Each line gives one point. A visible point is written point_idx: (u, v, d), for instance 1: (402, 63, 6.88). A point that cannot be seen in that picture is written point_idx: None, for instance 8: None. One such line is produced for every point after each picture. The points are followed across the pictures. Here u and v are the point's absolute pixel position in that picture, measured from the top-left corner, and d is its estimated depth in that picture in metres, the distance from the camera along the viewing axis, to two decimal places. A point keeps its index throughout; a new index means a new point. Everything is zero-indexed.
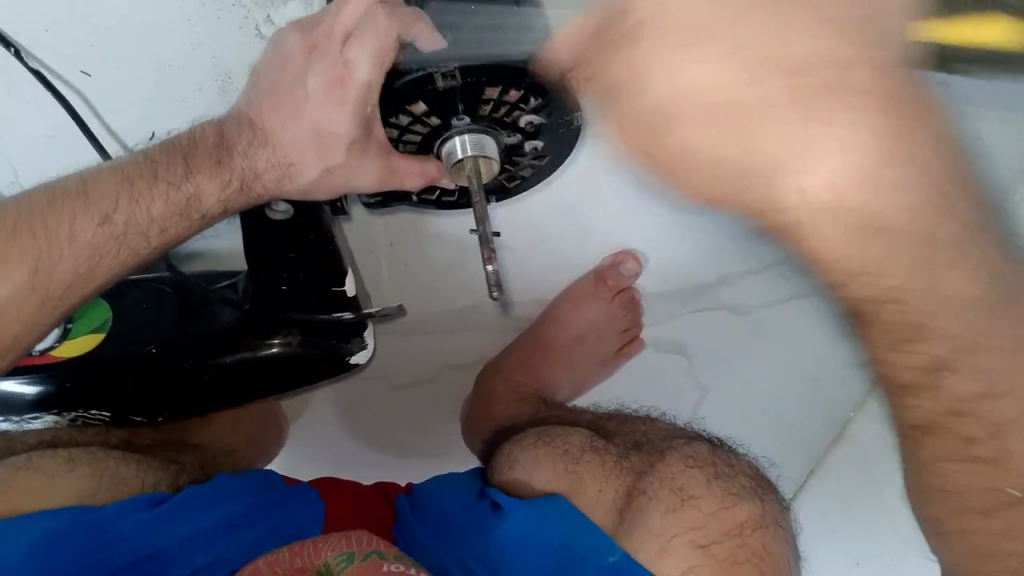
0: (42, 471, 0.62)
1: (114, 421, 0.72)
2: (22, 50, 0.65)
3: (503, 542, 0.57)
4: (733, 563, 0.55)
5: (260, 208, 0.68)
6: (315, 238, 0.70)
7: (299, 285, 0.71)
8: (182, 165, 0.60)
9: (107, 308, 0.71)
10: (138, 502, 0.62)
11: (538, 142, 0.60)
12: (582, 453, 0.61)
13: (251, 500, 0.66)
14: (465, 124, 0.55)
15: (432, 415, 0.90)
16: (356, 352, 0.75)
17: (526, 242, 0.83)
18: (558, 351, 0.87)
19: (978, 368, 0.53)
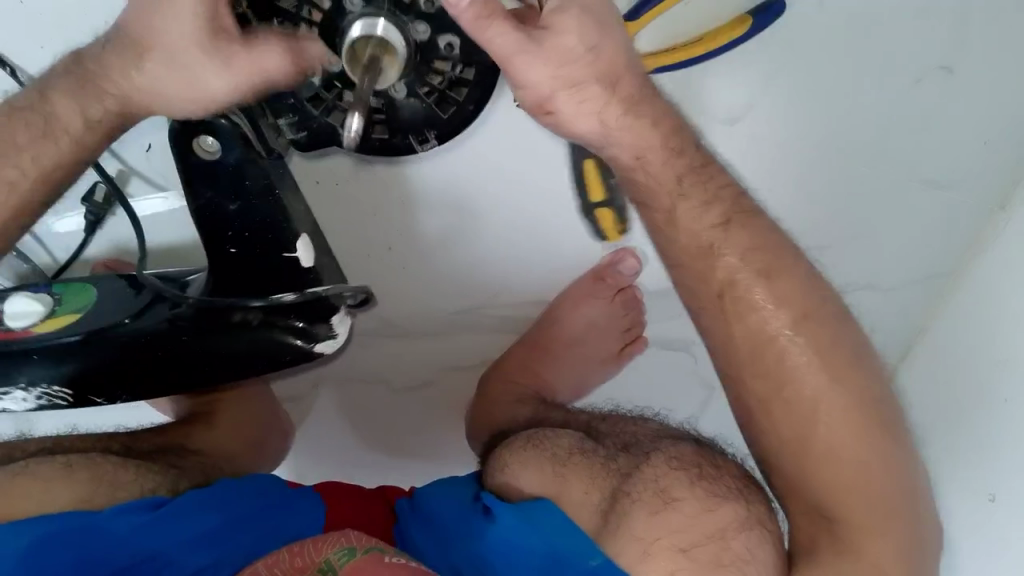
0: (39, 474, 0.63)
1: (76, 403, 0.70)
2: (16, 69, 0.72)
3: (495, 540, 0.57)
4: (715, 566, 0.54)
5: (187, 139, 0.58)
6: (252, 186, 0.61)
7: (248, 248, 0.64)
8: (37, 95, 0.59)
9: (89, 295, 0.72)
10: (139, 505, 0.62)
11: (450, 36, 0.58)
12: (569, 456, 0.61)
13: (251, 506, 0.66)
14: (359, 6, 0.56)
15: (432, 420, 0.92)
16: (322, 340, 0.71)
17: (488, 215, 0.80)
18: (557, 352, 0.86)
19: (819, 343, 0.59)
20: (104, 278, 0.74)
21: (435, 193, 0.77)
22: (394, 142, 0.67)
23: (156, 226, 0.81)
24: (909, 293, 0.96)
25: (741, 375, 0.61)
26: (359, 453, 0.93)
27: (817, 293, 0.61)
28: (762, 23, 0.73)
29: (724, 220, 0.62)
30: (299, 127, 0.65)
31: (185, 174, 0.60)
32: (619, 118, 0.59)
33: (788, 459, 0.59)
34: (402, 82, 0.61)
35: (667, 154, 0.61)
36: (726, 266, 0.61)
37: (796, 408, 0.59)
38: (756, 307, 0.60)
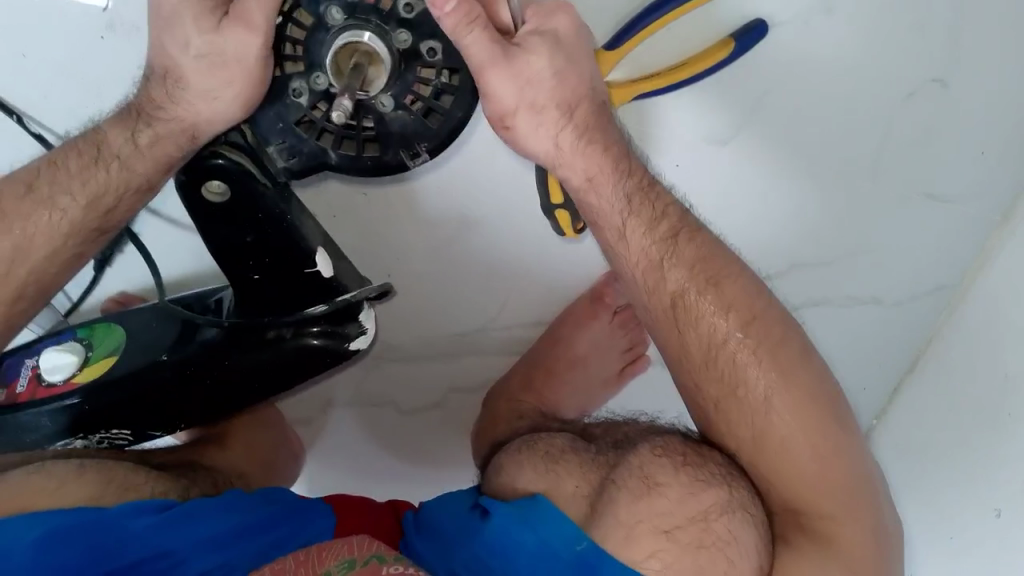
0: (49, 471, 0.65)
1: (136, 438, 0.75)
2: (23, 116, 0.75)
3: (492, 535, 0.58)
4: (697, 546, 0.57)
5: (196, 186, 0.62)
6: (265, 216, 0.63)
7: (270, 270, 0.66)
8: (84, 141, 0.64)
9: (121, 333, 0.72)
10: (145, 507, 0.63)
11: (433, 40, 0.61)
12: (561, 453, 0.63)
13: (257, 513, 0.67)
14: (340, 18, 0.60)
15: (440, 440, 0.94)
16: (355, 338, 0.72)
17: (482, 234, 0.83)
18: (560, 373, 0.87)
19: (767, 332, 0.63)
20: (128, 313, 0.74)
21: (432, 211, 0.81)
22: (387, 161, 0.67)
23: (170, 259, 0.83)
24: (913, 310, 0.92)
25: (693, 381, 0.65)
26: (370, 476, 0.95)
27: (765, 299, 0.65)
28: (746, 42, 0.75)
29: (673, 234, 0.65)
30: (290, 153, 0.64)
31: (199, 221, 0.64)
32: (573, 145, 0.65)
33: (747, 458, 0.62)
34: (388, 94, 0.63)
35: (618, 176, 0.65)
36: (671, 285, 0.64)
37: (744, 412, 0.62)
38: (702, 316, 0.64)
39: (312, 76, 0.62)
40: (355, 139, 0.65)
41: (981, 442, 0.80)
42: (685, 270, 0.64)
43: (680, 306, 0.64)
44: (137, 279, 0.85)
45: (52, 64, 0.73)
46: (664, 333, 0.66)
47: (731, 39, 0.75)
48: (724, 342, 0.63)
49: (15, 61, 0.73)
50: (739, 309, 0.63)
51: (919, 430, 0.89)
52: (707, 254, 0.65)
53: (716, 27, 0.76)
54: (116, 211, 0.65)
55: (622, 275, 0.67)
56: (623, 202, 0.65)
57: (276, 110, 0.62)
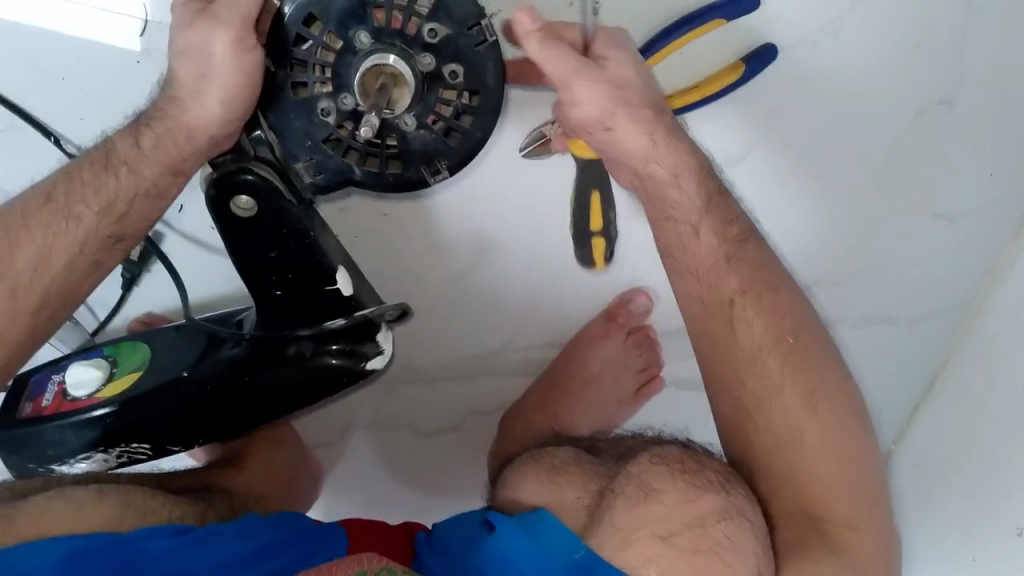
0: (68, 498, 0.66)
1: (154, 454, 0.76)
2: (60, 137, 0.77)
3: (489, 552, 0.58)
4: (693, 551, 0.55)
5: (223, 202, 0.64)
6: (290, 233, 0.66)
7: (292, 286, 0.69)
8: (103, 157, 0.67)
9: (145, 351, 0.75)
10: (161, 531, 0.65)
11: (455, 63, 0.66)
12: (564, 466, 0.64)
13: (272, 536, 0.69)
14: (368, 42, 0.64)
15: (453, 462, 0.94)
16: (372, 357, 0.76)
17: (506, 246, 0.83)
18: (575, 392, 0.88)
19: (810, 347, 0.66)
20: (152, 333, 0.76)
21: (456, 233, 0.82)
22: (409, 178, 0.71)
23: (194, 281, 0.85)
24: (931, 329, 0.91)
25: (737, 379, 0.66)
26: (387, 500, 0.96)
27: (809, 316, 0.68)
28: (758, 65, 0.76)
29: (742, 237, 0.68)
30: (316, 169, 0.68)
31: (227, 231, 0.66)
32: (665, 140, 0.65)
33: (783, 461, 0.63)
34: (411, 113, 0.67)
35: (702, 174, 0.67)
36: (730, 287, 0.67)
37: (787, 409, 0.64)
38: (753, 320, 0.66)
39: (340, 97, 0.65)
40: (379, 156, 0.69)
41: (996, 459, 0.79)
42: (735, 280, 0.67)
43: (737, 307, 0.67)
44: (164, 301, 0.87)
45: (89, 88, 0.74)
46: (712, 331, 0.68)
47: (741, 62, 0.76)
48: (769, 348, 0.66)
49: (54, 83, 0.74)
50: (788, 320, 0.67)
51: (936, 452, 0.88)
52: (765, 263, 0.68)
53: (726, 52, 0.77)
54: (129, 220, 0.67)
55: (682, 272, 0.69)
56: (700, 201, 0.67)
57: (304, 128, 0.66)
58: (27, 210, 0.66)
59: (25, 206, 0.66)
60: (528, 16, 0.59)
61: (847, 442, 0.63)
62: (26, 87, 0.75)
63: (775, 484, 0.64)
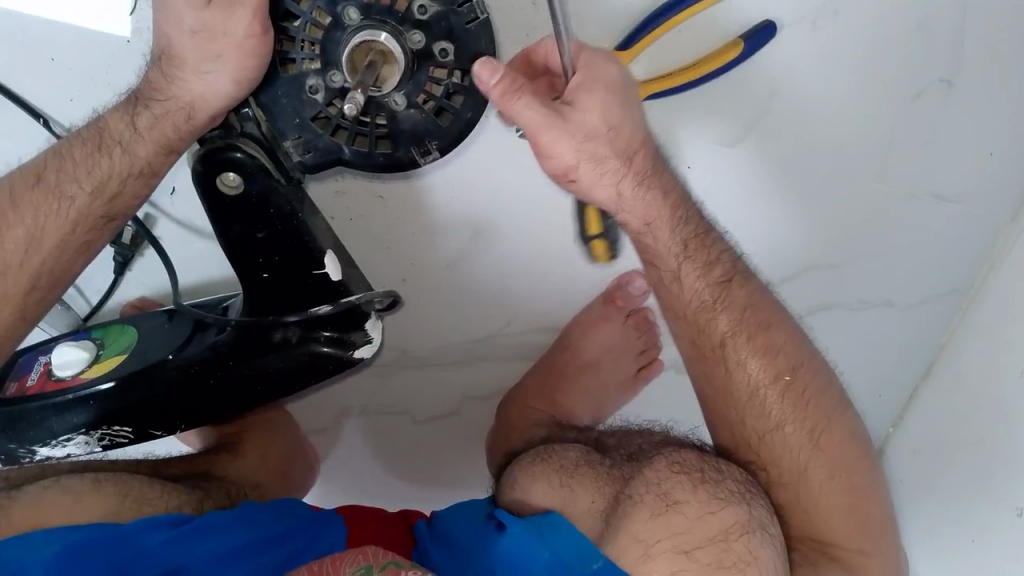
0: (67, 488, 0.65)
1: (136, 438, 0.73)
2: (49, 120, 0.74)
3: (506, 555, 0.58)
4: (717, 567, 0.56)
5: (210, 179, 0.61)
6: (276, 214, 0.63)
7: (277, 268, 0.66)
8: (94, 137, 0.64)
9: (133, 334, 0.73)
10: (162, 522, 0.63)
11: (446, 40, 0.61)
12: (576, 467, 0.64)
13: (273, 528, 0.68)
14: (356, 18, 0.59)
15: (451, 448, 0.93)
16: (360, 346, 0.73)
17: (506, 232, 0.82)
18: (572, 376, 0.88)
19: (805, 386, 0.66)
20: (142, 317, 0.75)
21: (451, 215, 0.80)
22: (400, 159, 0.66)
23: (185, 268, 0.83)
24: (928, 312, 0.91)
25: (738, 418, 0.67)
26: (382, 480, 0.95)
27: (806, 349, 0.68)
28: (758, 42, 0.74)
29: (727, 278, 0.68)
30: (305, 148, 0.63)
31: (214, 215, 0.63)
32: (632, 190, 0.66)
33: (788, 493, 0.64)
34: (401, 92, 0.62)
35: (675, 222, 0.68)
36: (721, 327, 0.67)
37: (791, 444, 0.65)
38: (748, 358, 0.66)
39: (328, 74, 0.61)
40: (368, 136, 0.64)
41: (992, 443, 0.79)
42: (719, 321, 0.67)
43: (728, 346, 0.67)
44: (157, 286, 0.85)
45: (79, 68, 0.72)
46: (707, 373, 0.68)
47: (741, 40, 0.74)
48: (766, 389, 0.66)
49: (44, 65, 0.72)
50: (788, 357, 0.66)
51: (933, 436, 0.89)
52: (758, 300, 0.68)
53: (725, 30, 0.75)
54: (122, 197, 0.64)
55: (674, 315, 0.70)
56: (680, 248, 0.68)
57: (291, 106, 0.62)
58: (15, 190, 0.63)
59: (14, 184, 0.63)
60: (487, 72, 0.56)
61: (850, 445, 0.65)
62: (12, 68, 0.72)
63: (785, 513, 0.65)
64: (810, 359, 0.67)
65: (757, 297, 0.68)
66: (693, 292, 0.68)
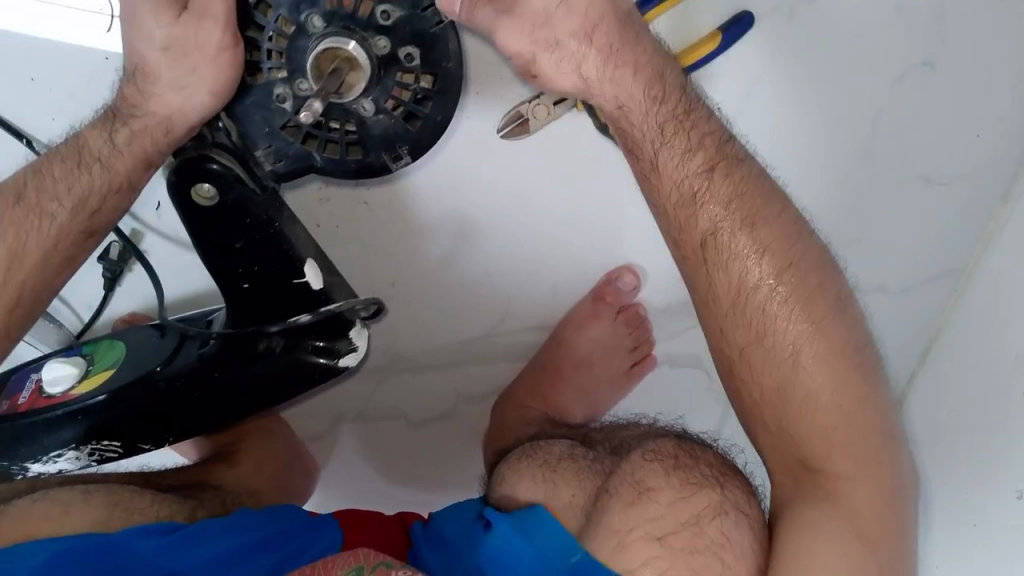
0: (58, 501, 0.65)
1: (125, 451, 0.73)
2: (31, 139, 0.75)
3: (492, 551, 0.58)
4: (690, 552, 0.56)
5: (183, 191, 0.61)
6: (254, 223, 0.63)
7: (257, 278, 0.66)
8: (73, 154, 0.64)
9: (121, 348, 0.74)
10: (153, 529, 0.63)
11: (411, 46, 0.62)
12: (559, 461, 0.64)
13: (268, 530, 0.68)
14: (321, 26, 0.59)
15: (449, 448, 0.94)
16: (344, 355, 0.74)
17: (497, 227, 0.81)
18: (567, 373, 0.89)
19: (799, 279, 0.61)
20: (130, 331, 0.75)
21: (439, 216, 0.80)
22: (370, 164, 0.68)
23: (171, 278, 0.84)
24: (922, 294, 0.91)
25: (723, 321, 0.62)
26: (383, 483, 0.96)
27: (803, 237, 0.62)
28: (735, 33, 0.73)
29: (709, 167, 0.61)
30: (276, 157, 0.65)
31: (190, 224, 0.63)
32: (599, 67, 0.60)
33: (773, 412, 0.61)
34: (369, 98, 0.63)
35: (650, 103, 0.61)
36: (707, 218, 0.61)
37: (781, 346, 0.60)
38: (739, 256, 0.60)
39: (295, 82, 0.62)
40: (338, 143, 0.66)
41: (992, 423, 0.79)
42: (709, 207, 0.61)
43: (710, 246, 0.61)
44: (146, 298, 0.86)
45: (60, 86, 0.72)
46: (693, 269, 0.63)
47: (718, 31, 0.72)
48: (755, 288, 0.61)
49: (24, 84, 0.72)
50: (779, 253, 0.61)
51: (934, 419, 0.88)
52: (747, 188, 0.61)
53: (704, 21, 0.74)
54: (102, 214, 0.65)
55: (656, 206, 0.63)
56: (657, 132, 0.61)
57: (260, 114, 0.63)
58: None
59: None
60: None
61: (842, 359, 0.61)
62: None
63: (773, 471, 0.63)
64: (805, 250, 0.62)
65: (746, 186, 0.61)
66: (675, 177, 0.61)
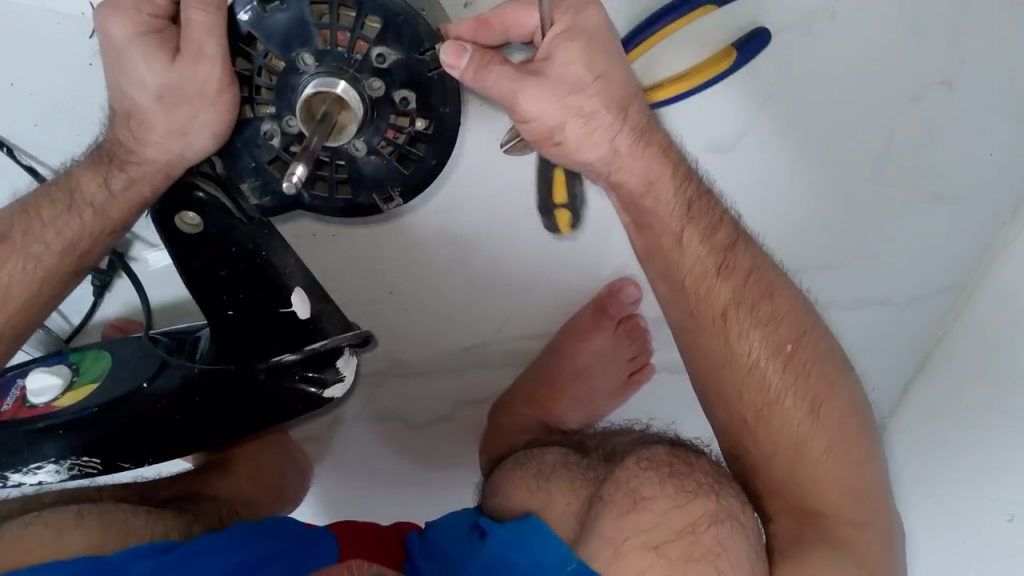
0: (46, 523, 0.63)
1: (104, 469, 0.74)
2: (14, 148, 0.73)
3: (487, 559, 0.58)
4: (687, 561, 0.55)
5: (167, 215, 0.61)
6: (239, 251, 0.63)
7: (243, 306, 0.66)
8: (66, 187, 0.63)
9: (106, 360, 0.72)
10: (145, 550, 0.62)
11: (407, 89, 0.58)
12: (552, 470, 0.64)
13: (262, 551, 0.67)
14: (312, 65, 0.56)
15: (450, 450, 0.96)
16: (331, 384, 0.73)
17: (490, 230, 0.79)
18: (565, 387, 0.88)
19: (812, 355, 0.65)
20: (118, 341, 0.74)
21: (441, 224, 0.78)
22: (360, 203, 0.66)
23: (158, 284, 0.84)
24: (924, 308, 0.88)
25: (734, 393, 0.65)
26: (380, 486, 0.98)
27: (812, 323, 0.66)
28: (749, 51, 0.65)
29: (730, 242, 0.67)
30: (262, 192, 0.63)
31: (178, 255, 0.63)
32: (631, 147, 0.62)
33: (784, 467, 0.63)
34: (361, 139, 0.60)
35: (678, 180, 0.65)
36: (722, 297, 0.66)
37: (790, 420, 0.63)
38: (747, 333, 0.65)
39: (284, 120, 0.59)
40: (328, 180, 0.64)
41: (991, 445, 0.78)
42: (721, 287, 0.66)
43: (731, 316, 0.65)
44: (128, 300, 0.86)
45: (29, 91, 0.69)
46: (700, 342, 0.66)
47: (731, 49, 0.65)
48: (764, 367, 0.65)
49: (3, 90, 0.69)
50: (782, 331, 0.65)
51: (927, 424, 0.88)
52: (760, 265, 0.67)
53: (716, 33, 0.66)
54: (90, 253, 0.65)
55: (665, 276, 0.67)
56: (683, 207, 0.65)
57: (247, 151, 0.61)
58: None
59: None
60: (451, 57, 0.53)
61: (840, 414, 0.64)
62: None
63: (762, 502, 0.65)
64: (814, 324, 0.67)
65: (763, 273, 0.67)
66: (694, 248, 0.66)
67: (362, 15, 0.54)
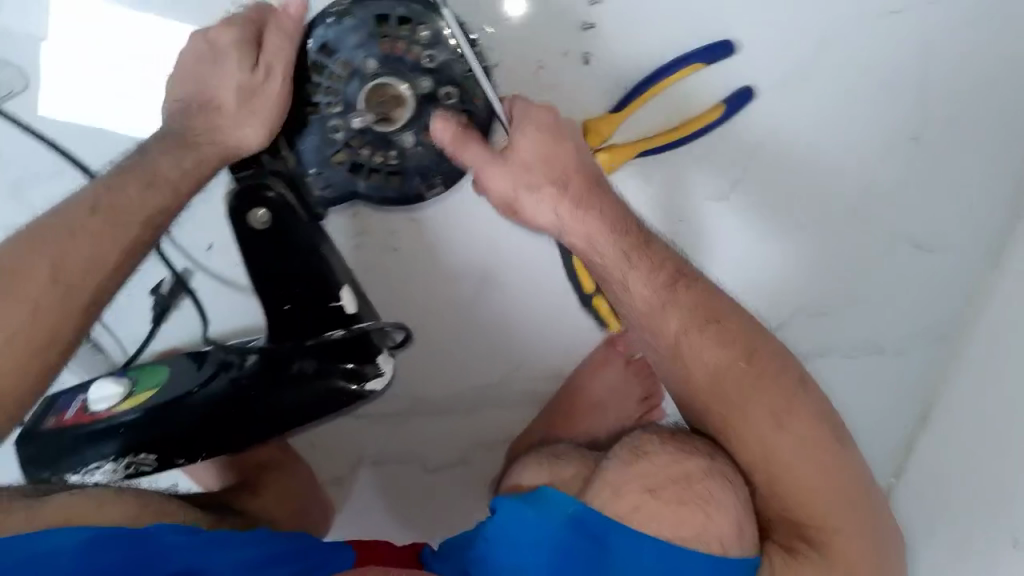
0: (87, 493, 0.67)
1: (160, 467, 0.72)
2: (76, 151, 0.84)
3: (496, 532, 0.64)
4: (677, 502, 0.63)
5: (239, 215, 0.70)
6: (302, 246, 0.72)
7: (298, 303, 0.73)
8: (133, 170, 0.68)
9: (165, 372, 0.75)
10: (181, 528, 0.67)
11: (451, 87, 0.69)
12: (564, 454, 0.73)
13: (279, 546, 0.70)
14: (373, 67, 0.68)
15: (459, 496, 0.96)
16: (372, 378, 0.73)
17: (509, 263, 0.90)
18: (578, 412, 0.89)
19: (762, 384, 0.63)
20: (174, 358, 0.77)
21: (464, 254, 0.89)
22: (408, 192, 0.75)
23: (220, 313, 0.89)
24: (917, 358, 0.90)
25: (700, 403, 0.65)
26: (396, 527, 0.97)
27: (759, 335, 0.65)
28: (736, 104, 0.81)
29: (672, 283, 0.65)
30: (325, 184, 0.73)
31: (247, 252, 0.72)
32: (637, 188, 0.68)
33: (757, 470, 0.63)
34: (410, 131, 0.71)
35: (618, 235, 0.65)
36: (672, 326, 0.65)
37: (754, 426, 0.63)
38: (702, 350, 0.64)
39: (348, 117, 0.70)
40: (380, 171, 0.73)
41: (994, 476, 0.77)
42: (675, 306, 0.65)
43: (691, 328, 0.65)
44: (191, 333, 0.90)
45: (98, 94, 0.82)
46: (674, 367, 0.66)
47: (720, 103, 0.81)
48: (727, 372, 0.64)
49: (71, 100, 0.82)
50: (736, 342, 0.64)
51: (930, 469, 0.87)
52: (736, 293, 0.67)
53: (705, 94, 0.82)
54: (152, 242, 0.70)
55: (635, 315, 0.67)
56: (621, 258, 0.65)
57: (315, 144, 0.71)
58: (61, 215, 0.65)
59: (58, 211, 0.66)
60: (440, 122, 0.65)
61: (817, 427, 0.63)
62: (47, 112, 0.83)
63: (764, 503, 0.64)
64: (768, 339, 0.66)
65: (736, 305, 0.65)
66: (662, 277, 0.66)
67: (416, 24, 0.67)
